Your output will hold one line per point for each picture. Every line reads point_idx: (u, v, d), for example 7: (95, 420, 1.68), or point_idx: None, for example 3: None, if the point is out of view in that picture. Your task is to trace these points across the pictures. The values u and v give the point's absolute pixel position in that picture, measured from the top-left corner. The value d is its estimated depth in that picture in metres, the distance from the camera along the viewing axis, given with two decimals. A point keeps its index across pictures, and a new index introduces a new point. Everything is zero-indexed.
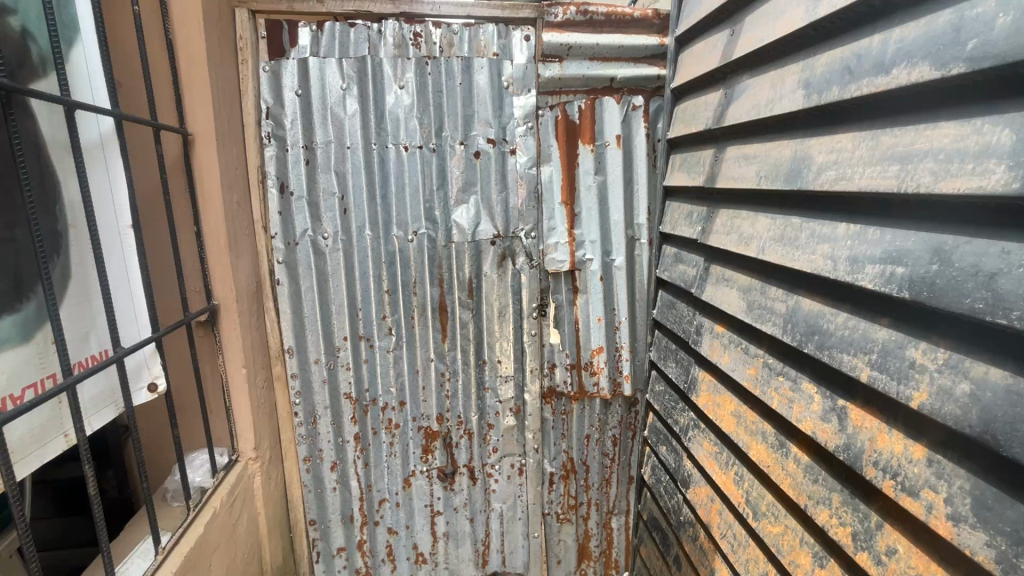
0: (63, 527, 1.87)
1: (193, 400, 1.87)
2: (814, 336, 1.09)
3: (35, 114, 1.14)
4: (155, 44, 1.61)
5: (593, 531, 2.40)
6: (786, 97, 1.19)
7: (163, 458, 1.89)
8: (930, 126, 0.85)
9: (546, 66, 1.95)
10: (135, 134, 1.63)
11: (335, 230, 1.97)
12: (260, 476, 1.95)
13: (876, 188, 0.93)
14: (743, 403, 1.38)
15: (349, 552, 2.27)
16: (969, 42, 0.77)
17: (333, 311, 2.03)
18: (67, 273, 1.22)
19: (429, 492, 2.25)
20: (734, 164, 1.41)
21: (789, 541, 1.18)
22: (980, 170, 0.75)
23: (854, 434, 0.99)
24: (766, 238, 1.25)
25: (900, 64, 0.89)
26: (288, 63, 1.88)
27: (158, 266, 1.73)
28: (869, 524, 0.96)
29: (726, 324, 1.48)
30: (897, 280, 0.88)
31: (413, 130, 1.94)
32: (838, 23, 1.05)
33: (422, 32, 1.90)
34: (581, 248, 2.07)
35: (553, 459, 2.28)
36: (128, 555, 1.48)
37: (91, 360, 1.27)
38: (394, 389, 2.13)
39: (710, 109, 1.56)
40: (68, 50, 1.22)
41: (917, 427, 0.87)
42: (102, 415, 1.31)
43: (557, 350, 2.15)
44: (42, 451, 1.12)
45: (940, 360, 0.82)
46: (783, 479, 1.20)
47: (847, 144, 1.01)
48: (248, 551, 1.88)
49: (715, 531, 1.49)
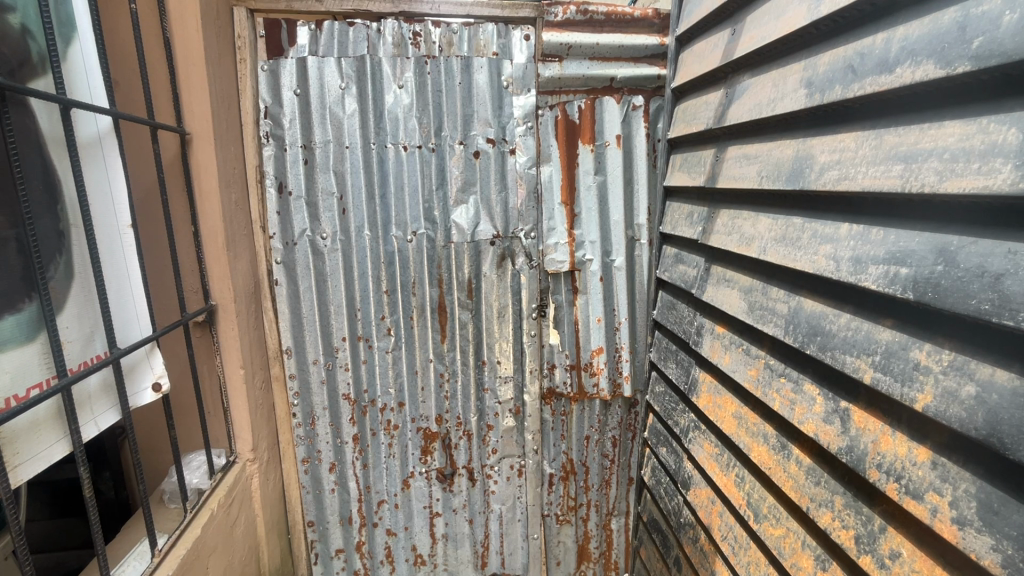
0: (58, 529, 1.86)
1: (191, 401, 1.85)
2: (817, 337, 1.08)
3: (35, 114, 1.12)
4: (153, 43, 1.60)
5: (593, 532, 2.38)
6: (787, 96, 1.18)
7: (160, 459, 1.87)
8: (934, 125, 0.84)
9: (546, 66, 1.94)
10: (132, 133, 1.62)
11: (334, 230, 1.96)
12: (258, 477, 1.94)
13: (879, 188, 0.92)
14: (744, 404, 1.37)
15: (348, 553, 2.26)
16: (974, 41, 0.77)
17: (332, 312, 2.02)
18: (71, 271, 1.20)
19: (428, 494, 2.24)
20: (735, 164, 1.40)
21: (790, 543, 1.17)
22: (986, 170, 0.74)
23: (857, 436, 0.98)
24: (768, 239, 1.25)
25: (904, 62, 0.88)
26: (287, 62, 1.87)
27: (155, 265, 1.72)
28: (872, 527, 0.95)
29: (726, 324, 1.47)
30: (900, 281, 0.88)
31: (412, 129, 1.93)
32: (840, 22, 1.04)
33: (422, 32, 1.89)
34: (581, 248, 2.06)
35: (552, 460, 2.27)
36: (125, 557, 1.46)
37: (93, 360, 1.25)
38: (393, 390, 2.11)
39: (711, 108, 1.56)
40: (65, 49, 1.21)
41: (921, 429, 0.86)
42: (104, 416, 1.30)
43: (557, 351, 2.14)
44: (43, 452, 1.11)
45: (945, 362, 0.81)
46: (785, 481, 1.19)
47: (850, 144, 1.00)
48: (246, 553, 1.86)
49: (715, 532, 1.48)
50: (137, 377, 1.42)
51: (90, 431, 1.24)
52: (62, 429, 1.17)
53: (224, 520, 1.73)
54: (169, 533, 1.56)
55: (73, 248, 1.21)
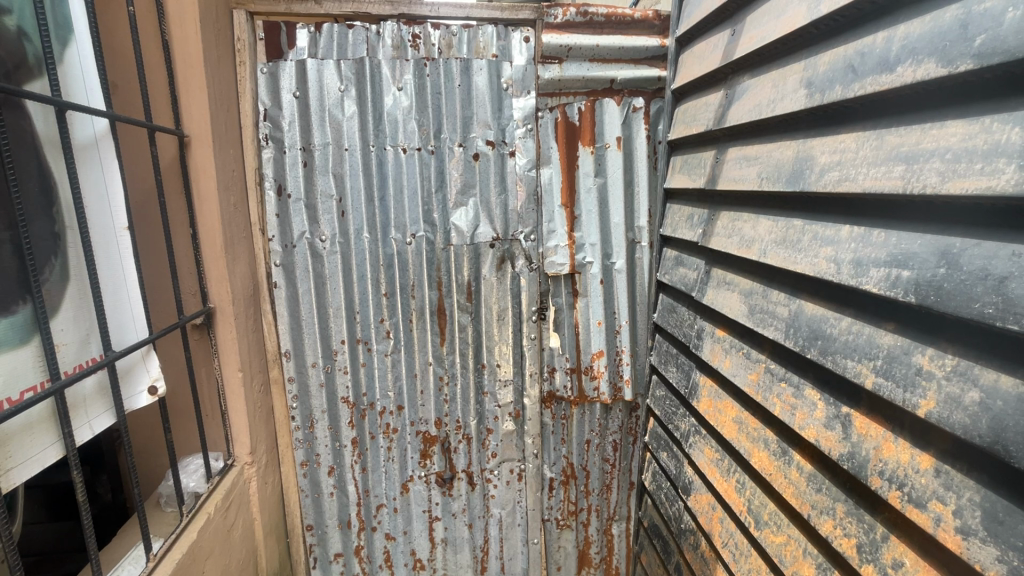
0: (53, 534, 1.85)
1: (188, 403, 1.84)
2: (817, 341, 1.06)
3: (31, 115, 1.12)
4: (151, 45, 1.60)
5: (593, 537, 2.36)
6: (788, 96, 1.16)
7: (155, 462, 1.86)
8: (937, 124, 0.82)
9: (546, 67, 1.93)
10: (130, 136, 1.62)
11: (333, 233, 1.96)
12: (255, 482, 1.93)
13: (880, 189, 0.90)
14: (744, 410, 1.35)
15: (347, 558, 2.25)
16: (976, 38, 0.75)
17: (331, 314, 2.01)
18: (65, 273, 1.20)
19: (427, 498, 2.22)
20: (736, 166, 1.39)
21: (792, 552, 1.16)
22: (989, 170, 0.72)
23: (859, 443, 0.96)
24: (768, 241, 1.23)
25: (905, 61, 0.86)
26: (287, 64, 1.87)
27: (152, 266, 1.72)
28: (874, 535, 0.93)
29: (727, 328, 1.45)
30: (902, 284, 0.86)
31: (412, 131, 1.93)
32: (841, 21, 1.02)
33: (421, 34, 1.89)
34: (581, 250, 2.05)
35: (552, 464, 2.25)
36: (120, 561, 1.45)
37: (88, 362, 1.24)
38: (392, 393, 2.10)
39: (711, 109, 1.54)
40: (62, 50, 1.20)
41: (924, 436, 0.84)
42: (98, 420, 1.29)
43: (557, 354, 2.13)
44: (37, 455, 1.10)
45: (949, 367, 0.79)
46: (786, 488, 1.17)
47: (850, 144, 0.99)
48: (244, 557, 1.85)
49: (716, 539, 1.46)
50: (132, 381, 1.42)
51: (84, 435, 1.23)
52: (55, 433, 1.16)
53: (221, 524, 1.72)
54: (164, 537, 1.55)
55: (68, 249, 1.21)
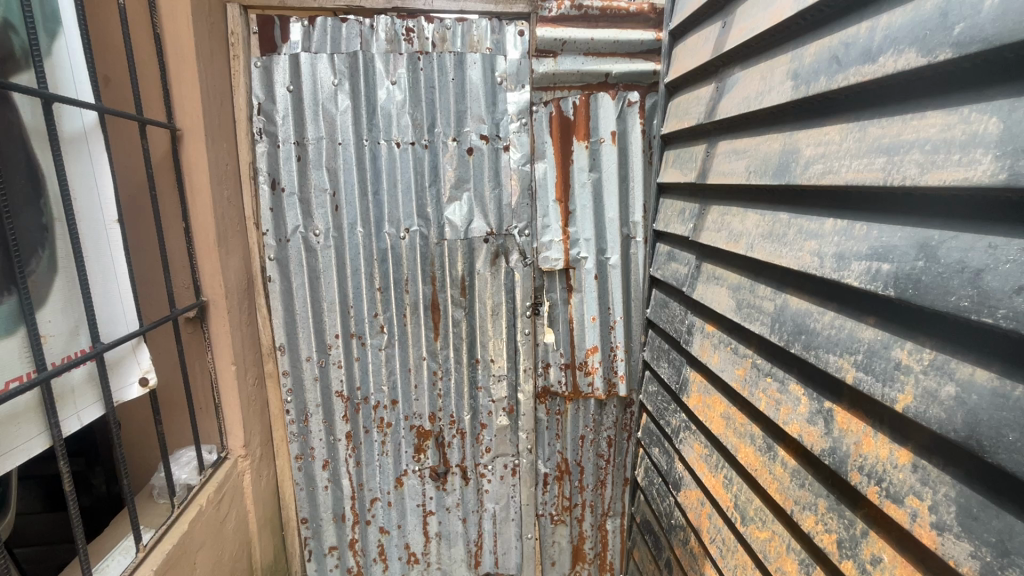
0: (51, 524, 1.88)
1: (181, 396, 1.86)
2: (801, 336, 1.05)
3: (18, 108, 1.13)
4: (142, 38, 1.60)
5: (588, 532, 2.36)
6: (774, 89, 1.15)
7: (148, 452, 1.88)
8: (918, 115, 0.81)
9: (540, 61, 1.92)
10: (121, 130, 1.62)
11: (326, 227, 1.96)
12: (249, 475, 1.95)
13: (862, 181, 0.89)
14: (732, 405, 1.34)
15: (341, 551, 2.27)
16: (955, 27, 0.74)
17: (325, 308, 2.02)
18: (53, 265, 1.21)
19: (421, 492, 2.23)
20: (726, 159, 1.37)
21: (776, 548, 1.15)
22: (966, 161, 0.71)
23: (840, 438, 0.95)
24: (755, 235, 1.22)
25: (887, 51, 0.85)
26: (279, 58, 1.87)
27: (144, 259, 1.72)
28: (854, 531, 0.93)
29: (716, 323, 1.44)
30: (882, 277, 0.85)
31: (405, 125, 1.92)
32: (827, 11, 1.01)
33: (414, 27, 1.88)
34: (575, 246, 2.04)
35: (547, 460, 2.26)
36: (110, 552, 1.47)
37: (77, 353, 1.25)
38: (385, 388, 2.11)
39: (702, 103, 1.53)
40: (49, 43, 1.21)
41: (902, 431, 0.83)
42: (87, 411, 1.30)
43: (551, 350, 2.13)
44: (23, 444, 1.12)
45: (926, 361, 0.78)
46: (770, 483, 1.16)
47: (835, 136, 0.97)
48: (237, 549, 1.87)
49: (704, 534, 1.46)
50: (123, 372, 1.43)
51: (71, 425, 1.24)
52: (42, 423, 1.17)
53: (213, 516, 1.73)
54: (155, 529, 1.57)
55: (56, 241, 1.22)
